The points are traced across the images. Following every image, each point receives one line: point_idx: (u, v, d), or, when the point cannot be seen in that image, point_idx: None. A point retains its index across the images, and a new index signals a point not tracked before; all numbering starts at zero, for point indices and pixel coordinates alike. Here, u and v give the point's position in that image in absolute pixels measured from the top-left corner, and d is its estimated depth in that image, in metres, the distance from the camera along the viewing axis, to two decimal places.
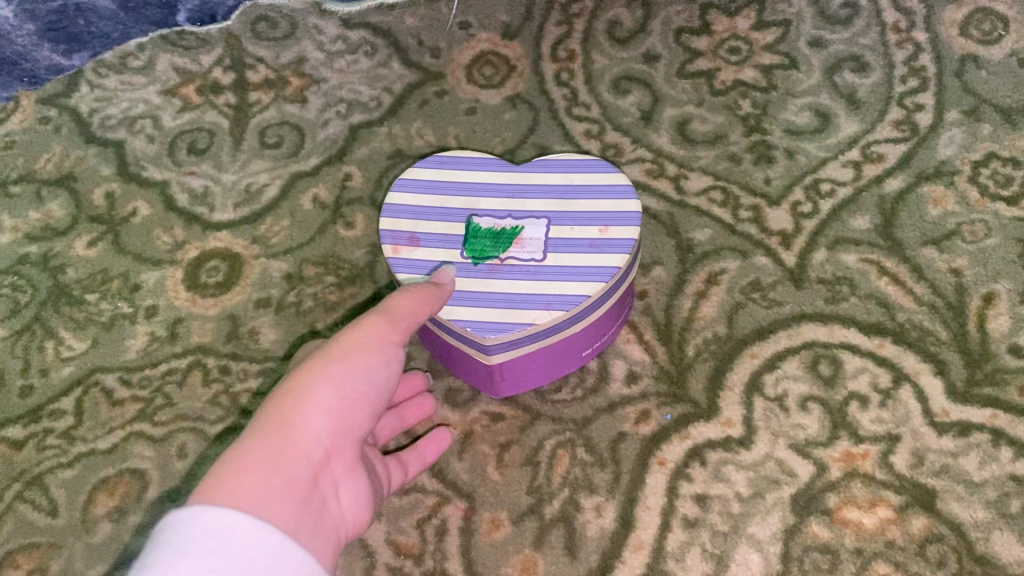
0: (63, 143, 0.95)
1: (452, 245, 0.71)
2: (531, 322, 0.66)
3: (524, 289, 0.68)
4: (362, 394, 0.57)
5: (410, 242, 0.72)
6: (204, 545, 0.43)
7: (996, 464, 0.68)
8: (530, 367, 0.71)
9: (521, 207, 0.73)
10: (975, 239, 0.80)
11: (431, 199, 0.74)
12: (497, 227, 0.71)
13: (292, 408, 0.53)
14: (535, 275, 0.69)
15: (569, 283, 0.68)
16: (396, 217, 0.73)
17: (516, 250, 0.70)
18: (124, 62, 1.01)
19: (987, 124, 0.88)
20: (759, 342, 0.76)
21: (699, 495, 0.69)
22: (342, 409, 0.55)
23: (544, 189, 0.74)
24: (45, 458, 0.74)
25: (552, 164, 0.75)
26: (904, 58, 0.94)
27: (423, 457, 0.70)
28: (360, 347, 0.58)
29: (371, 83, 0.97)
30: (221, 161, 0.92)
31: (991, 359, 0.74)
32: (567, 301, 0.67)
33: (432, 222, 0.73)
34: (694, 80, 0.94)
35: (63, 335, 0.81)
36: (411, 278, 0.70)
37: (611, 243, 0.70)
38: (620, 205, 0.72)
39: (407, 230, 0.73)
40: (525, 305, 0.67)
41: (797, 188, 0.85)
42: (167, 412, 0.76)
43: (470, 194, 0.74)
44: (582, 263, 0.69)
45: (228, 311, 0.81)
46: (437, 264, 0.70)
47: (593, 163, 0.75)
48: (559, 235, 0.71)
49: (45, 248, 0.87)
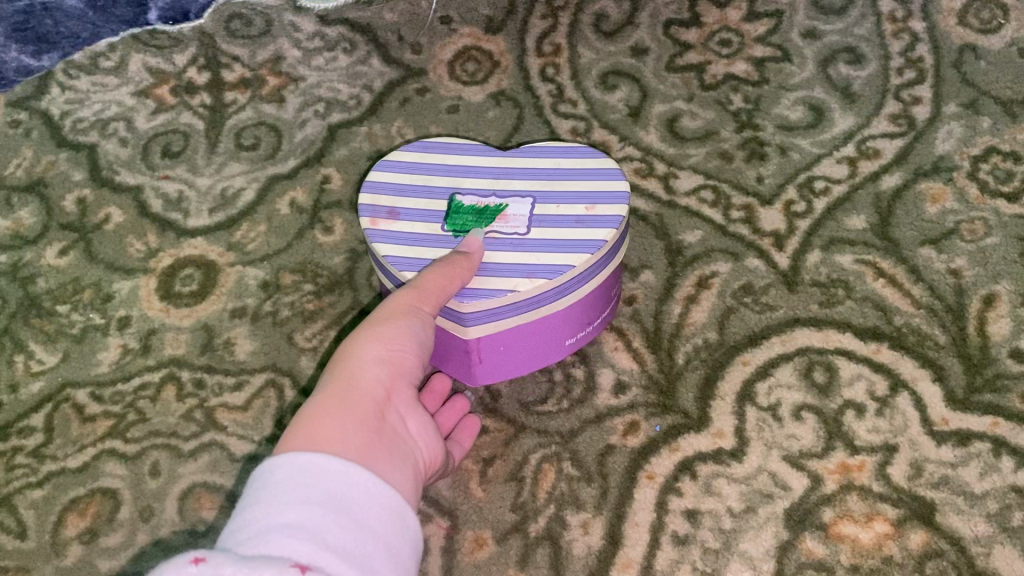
0: (34, 148, 0.91)
1: (433, 219, 0.68)
2: (512, 290, 0.63)
3: (505, 261, 0.64)
4: (408, 353, 0.58)
5: (389, 216, 0.68)
6: (295, 485, 0.46)
7: (997, 475, 0.66)
8: (511, 350, 0.68)
9: (507, 186, 0.70)
10: (975, 238, 0.77)
11: (414, 177, 0.71)
12: (481, 204, 0.68)
13: (345, 372, 0.55)
14: (518, 247, 0.65)
15: (553, 254, 0.64)
16: (375, 192, 0.70)
17: (500, 225, 0.67)
18: (95, 62, 0.98)
19: (986, 117, 0.85)
20: (751, 349, 0.73)
21: (689, 510, 0.66)
22: (393, 368, 0.56)
23: (532, 171, 0.71)
24: (14, 478, 0.72)
25: (541, 150, 0.73)
26: (901, 48, 0.91)
27: (462, 444, 0.69)
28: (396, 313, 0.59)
29: (351, 81, 0.94)
30: (196, 165, 0.89)
31: (992, 364, 0.71)
32: (550, 270, 0.63)
33: (413, 198, 0.69)
34: (683, 74, 0.91)
35: (33, 348, 0.78)
36: (389, 249, 0.66)
37: (598, 219, 0.67)
38: (610, 185, 0.69)
39: (387, 205, 0.69)
40: (506, 274, 0.64)
41: (791, 186, 0.82)
42: (139, 428, 0.74)
43: (454, 174, 0.71)
44: (567, 236, 0.66)
45: (202, 322, 0.79)
46: (417, 237, 0.67)
47: (584, 151, 0.73)
48: (544, 212, 0.68)
49: (14, 257, 0.84)
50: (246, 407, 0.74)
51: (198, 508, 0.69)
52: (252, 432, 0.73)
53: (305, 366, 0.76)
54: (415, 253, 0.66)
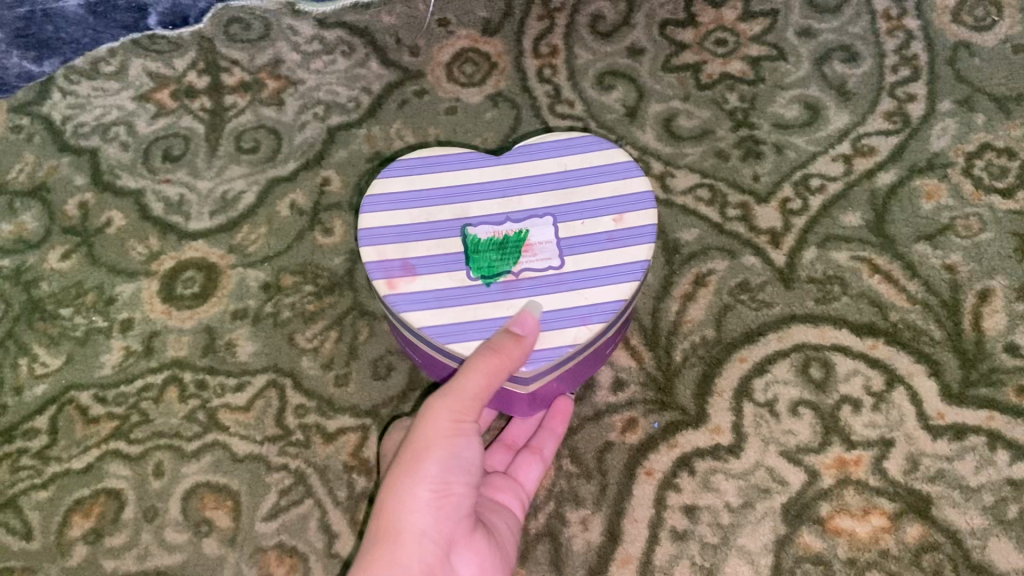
0: (36, 153, 0.92)
1: (453, 267, 0.64)
2: (571, 343, 0.61)
3: (553, 305, 0.62)
4: (456, 475, 0.56)
5: (405, 272, 0.65)
6: None
7: (992, 468, 0.67)
8: (558, 385, 0.67)
9: (518, 207, 0.67)
10: (970, 234, 0.78)
11: (414, 213, 0.67)
12: (498, 235, 0.65)
13: (389, 526, 0.54)
14: (560, 285, 0.63)
15: (600, 290, 0.63)
16: (380, 244, 0.66)
17: (529, 259, 0.64)
18: (96, 67, 0.98)
19: (981, 113, 0.85)
20: (748, 346, 0.74)
21: (687, 506, 0.68)
22: (445, 505, 0.55)
23: (540, 181, 0.68)
24: (19, 479, 0.73)
25: (539, 149, 0.70)
26: (895, 46, 0.91)
27: (553, 433, 0.70)
28: (438, 434, 0.56)
29: (349, 83, 0.94)
30: (197, 169, 0.90)
31: (987, 359, 0.72)
32: (603, 312, 0.62)
33: (422, 242, 0.66)
34: (680, 74, 0.92)
35: (36, 351, 0.79)
36: (418, 316, 0.63)
37: (630, 233, 0.65)
38: (628, 185, 0.68)
39: (396, 258, 0.65)
40: (559, 325, 0.62)
41: (787, 184, 0.83)
42: (142, 430, 0.74)
43: (456, 201, 0.68)
44: (606, 261, 0.64)
45: (204, 323, 0.80)
46: (441, 292, 0.63)
47: (583, 141, 0.70)
48: (571, 234, 0.66)
49: (18, 262, 0.85)
50: (247, 407, 0.75)
51: (202, 507, 0.71)
52: (254, 432, 0.74)
53: (306, 366, 0.77)
54: (445, 314, 0.63)
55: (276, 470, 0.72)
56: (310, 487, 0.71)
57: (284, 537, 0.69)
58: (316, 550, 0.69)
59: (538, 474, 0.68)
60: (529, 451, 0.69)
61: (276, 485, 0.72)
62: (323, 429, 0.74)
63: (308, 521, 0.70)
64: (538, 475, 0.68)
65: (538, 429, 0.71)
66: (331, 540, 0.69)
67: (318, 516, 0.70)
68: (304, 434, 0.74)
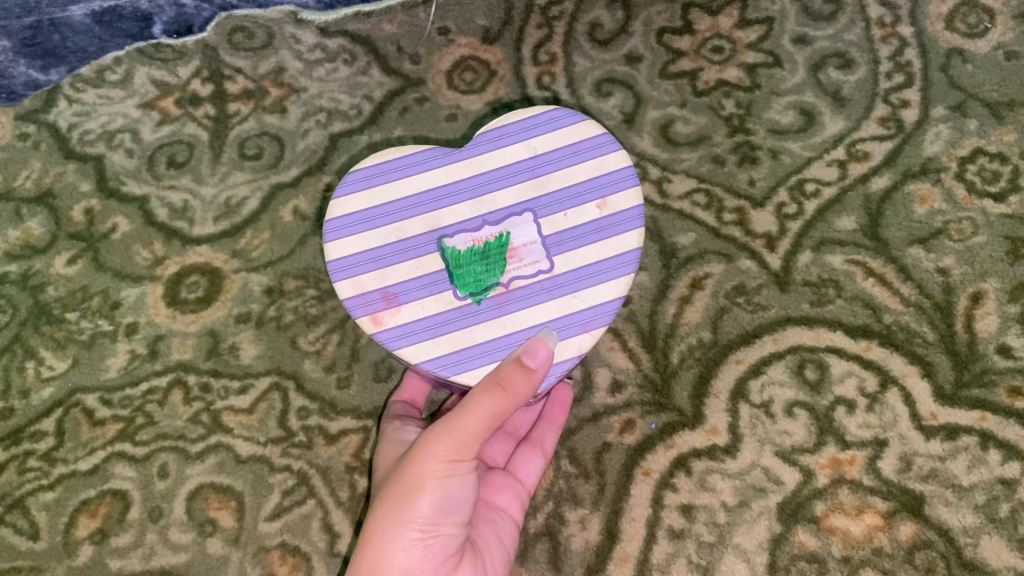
0: (42, 160, 0.91)
1: (439, 289, 0.64)
2: (578, 352, 0.63)
3: (551, 313, 0.64)
4: (445, 513, 0.58)
5: (388, 305, 0.64)
6: None
7: (984, 467, 0.69)
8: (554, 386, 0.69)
9: (494, 206, 0.67)
10: (962, 237, 0.78)
11: (384, 233, 0.66)
12: (478, 244, 0.65)
13: (375, 560, 0.56)
14: (554, 291, 0.64)
15: (596, 290, 0.64)
16: (354, 277, 0.65)
17: (515, 266, 0.65)
18: (101, 75, 0.95)
19: (973, 119, 0.84)
20: (744, 348, 0.75)
21: (684, 505, 0.70)
22: (429, 544, 0.57)
23: (512, 171, 0.67)
24: (27, 481, 0.76)
25: (502, 133, 0.69)
26: (889, 53, 0.89)
27: (553, 424, 0.72)
28: (430, 473, 0.57)
29: (351, 91, 0.93)
30: (201, 174, 0.89)
31: (980, 360, 0.73)
32: (603, 314, 0.64)
33: (399, 266, 0.65)
34: (677, 81, 0.90)
35: (43, 354, 0.81)
36: (413, 350, 0.64)
37: (615, 220, 0.66)
38: (605, 164, 0.68)
39: (374, 289, 0.65)
40: (562, 335, 0.63)
41: (782, 189, 0.82)
42: (148, 431, 0.77)
43: (425, 210, 0.67)
44: (597, 255, 0.65)
45: (208, 327, 0.81)
46: (430, 319, 0.64)
47: (547, 117, 0.69)
48: (555, 229, 0.66)
49: (25, 267, 0.86)
50: (251, 409, 0.77)
51: (206, 508, 0.74)
52: (257, 434, 0.76)
53: (308, 369, 0.78)
54: (440, 343, 0.64)
55: (279, 471, 0.75)
56: (312, 488, 0.74)
57: (287, 537, 0.73)
58: (318, 549, 0.72)
59: (540, 467, 0.71)
60: (530, 445, 0.71)
61: (279, 486, 0.74)
62: (325, 431, 0.76)
63: (311, 521, 0.73)
64: (539, 470, 0.70)
65: (538, 421, 0.73)
66: (333, 540, 0.72)
67: (321, 516, 0.73)
68: (307, 435, 0.76)
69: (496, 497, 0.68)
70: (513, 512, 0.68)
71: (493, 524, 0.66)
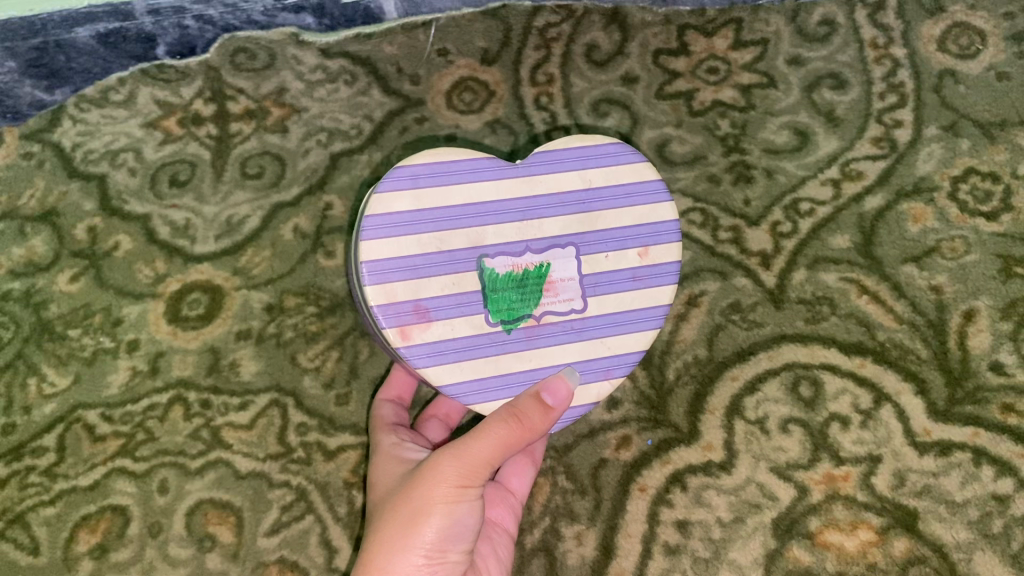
0: (46, 178, 0.92)
1: (471, 312, 0.65)
2: (595, 399, 0.68)
3: (575, 355, 0.67)
4: (454, 539, 0.59)
5: (420, 320, 0.64)
6: None
7: (977, 483, 0.70)
8: None
9: (538, 233, 0.66)
10: (955, 256, 0.79)
11: (425, 241, 0.64)
12: (517, 270, 0.65)
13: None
14: (583, 333, 0.67)
15: (623, 339, 0.68)
16: (390, 283, 0.63)
17: (551, 301, 0.66)
18: (105, 96, 0.96)
19: (966, 138, 0.84)
20: (739, 364, 0.76)
21: (680, 521, 0.71)
22: (433, 570, 0.58)
23: (561, 201, 0.67)
24: (27, 496, 0.76)
25: (560, 158, 0.68)
26: (882, 74, 0.89)
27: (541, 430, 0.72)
28: (437, 497, 0.58)
29: (352, 111, 0.94)
30: (202, 193, 0.90)
31: (972, 377, 0.74)
32: (625, 364, 0.68)
33: (434, 279, 0.64)
34: (673, 101, 0.90)
35: (45, 371, 0.82)
36: (438, 371, 0.64)
37: (653, 271, 0.69)
38: (654, 213, 0.69)
39: (407, 300, 0.63)
40: (583, 379, 0.67)
41: (777, 208, 0.83)
42: (148, 447, 0.78)
43: (470, 225, 0.65)
44: (630, 305, 0.68)
45: (209, 344, 0.82)
46: (461, 342, 0.64)
47: (609, 152, 0.69)
48: (595, 269, 0.67)
49: (27, 284, 0.86)
50: (250, 425, 0.78)
51: (205, 523, 0.75)
52: (256, 450, 0.77)
53: (307, 385, 0.79)
54: (464, 368, 0.65)
55: (278, 486, 0.76)
56: (311, 504, 0.75)
57: (286, 552, 0.74)
58: (317, 564, 0.74)
59: (531, 476, 0.71)
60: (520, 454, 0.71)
61: (278, 501, 0.75)
62: (325, 446, 0.77)
63: (309, 536, 0.75)
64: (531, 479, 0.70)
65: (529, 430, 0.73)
66: (331, 555, 0.74)
67: (319, 532, 0.75)
68: (305, 451, 0.77)
69: (490, 511, 0.68)
70: (507, 524, 0.68)
71: (489, 541, 0.66)
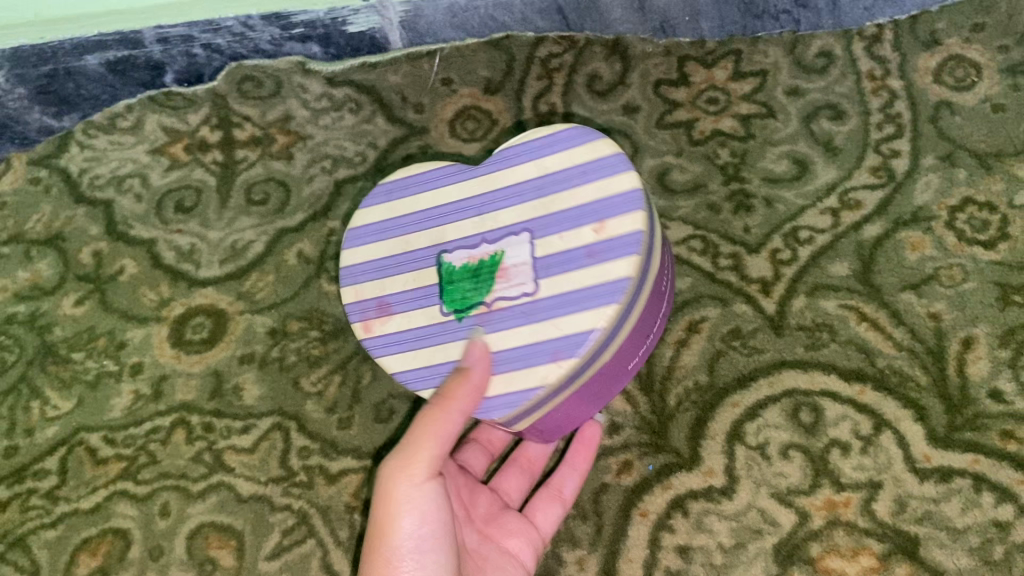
0: (52, 204, 0.94)
1: (427, 303, 0.68)
2: (541, 382, 0.61)
3: (524, 339, 0.62)
4: (421, 550, 0.61)
5: (380, 313, 0.70)
6: None
7: (977, 510, 0.69)
8: (567, 416, 0.66)
9: (495, 224, 0.67)
10: (953, 283, 0.78)
11: (393, 245, 0.71)
12: (473, 260, 0.67)
13: None
14: (531, 315, 0.63)
15: (573, 318, 0.61)
16: (360, 284, 0.72)
17: (502, 286, 0.64)
18: (113, 122, 0.98)
19: (962, 169, 0.83)
20: (740, 391, 0.77)
21: (681, 546, 0.72)
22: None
23: (520, 191, 0.67)
24: (29, 518, 0.78)
25: (519, 152, 0.69)
26: (880, 105, 0.89)
27: (576, 470, 0.75)
28: (387, 508, 0.61)
29: (356, 138, 0.95)
30: (208, 219, 0.91)
31: (971, 404, 0.73)
32: (573, 346, 0.60)
33: (398, 277, 0.70)
34: (673, 130, 0.92)
35: (48, 395, 0.83)
36: (393, 359, 0.68)
37: (609, 244, 0.62)
38: (611, 184, 0.64)
39: (374, 298, 0.71)
40: (531, 363, 0.62)
41: (776, 236, 0.83)
42: (150, 470, 0.78)
43: (432, 226, 0.70)
44: (581, 282, 0.62)
45: (212, 367, 0.82)
46: (414, 331, 0.68)
47: (565, 135, 0.67)
48: (549, 252, 0.64)
49: (33, 307, 0.88)
50: (253, 449, 0.78)
51: (207, 547, 0.75)
52: (259, 473, 0.77)
53: (310, 410, 0.79)
54: (417, 355, 0.67)
55: (280, 510, 0.75)
56: (312, 527, 0.74)
57: None
58: None
59: (558, 516, 0.74)
60: (549, 493, 0.75)
61: (279, 524, 0.75)
62: (326, 470, 0.76)
63: (311, 560, 0.73)
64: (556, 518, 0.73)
65: (561, 466, 0.76)
66: None
67: (320, 556, 0.73)
68: (308, 475, 0.76)
69: (508, 542, 0.72)
70: (525, 559, 0.72)
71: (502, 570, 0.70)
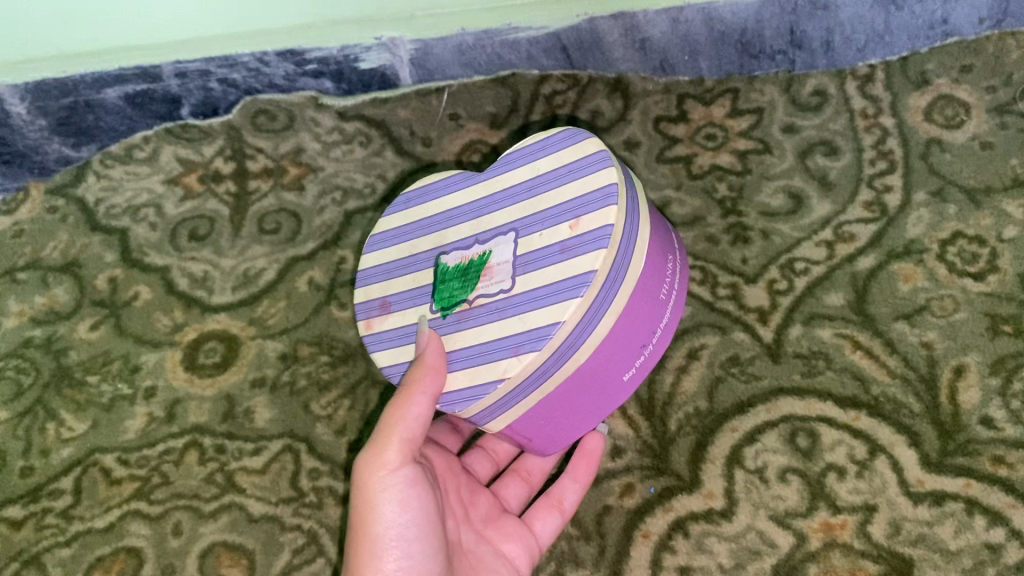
0: (69, 231, 0.97)
1: (421, 301, 0.71)
2: (502, 375, 0.62)
3: (496, 334, 0.64)
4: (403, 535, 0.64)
5: (382, 312, 0.73)
6: None
7: (970, 533, 0.70)
8: (555, 421, 0.67)
9: (489, 225, 0.70)
10: (945, 314, 0.80)
11: (400, 249, 0.75)
12: (465, 260, 0.69)
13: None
14: (505, 310, 0.65)
15: (538, 312, 0.63)
16: (369, 285, 0.75)
17: (484, 284, 0.67)
18: (129, 153, 1.02)
19: (952, 204, 0.85)
20: (739, 416, 0.79)
21: (682, 566, 0.74)
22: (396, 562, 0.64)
23: (512, 194, 0.70)
24: (43, 537, 0.79)
25: (517, 158, 0.72)
26: (872, 142, 0.92)
27: (578, 484, 0.78)
28: (365, 497, 0.64)
29: (365, 171, 0.98)
30: (221, 247, 0.94)
31: (963, 431, 0.74)
32: (537, 339, 0.62)
33: (401, 279, 0.73)
34: (673, 164, 0.95)
35: (64, 416, 0.85)
36: (385, 354, 0.71)
37: (581, 241, 0.63)
38: (590, 182, 0.65)
39: (378, 297, 0.74)
40: (496, 357, 0.64)
41: (773, 267, 0.86)
42: (163, 490, 0.80)
43: (434, 230, 0.73)
44: (551, 277, 0.63)
45: (224, 391, 0.84)
46: (406, 328, 0.71)
47: (558, 138, 0.70)
48: (529, 249, 0.66)
49: (49, 331, 0.90)
50: (263, 470, 0.80)
51: (218, 565, 0.76)
52: (270, 493, 0.79)
53: (320, 432, 0.81)
54: (405, 350, 0.70)
55: (289, 529, 0.77)
56: (321, 547, 0.76)
57: None
58: None
59: (556, 525, 0.77)
60: (549, 502, 0.78)
61: (289, 544, 0.76)
62: (335, 492, 0.78)
63: None
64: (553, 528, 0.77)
65: (563, 477, 0.79)
66: None
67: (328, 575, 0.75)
68: (317, 496, 0.78)
69: (503, 545, 0.76)
70: (518, 562, 0.75)
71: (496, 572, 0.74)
